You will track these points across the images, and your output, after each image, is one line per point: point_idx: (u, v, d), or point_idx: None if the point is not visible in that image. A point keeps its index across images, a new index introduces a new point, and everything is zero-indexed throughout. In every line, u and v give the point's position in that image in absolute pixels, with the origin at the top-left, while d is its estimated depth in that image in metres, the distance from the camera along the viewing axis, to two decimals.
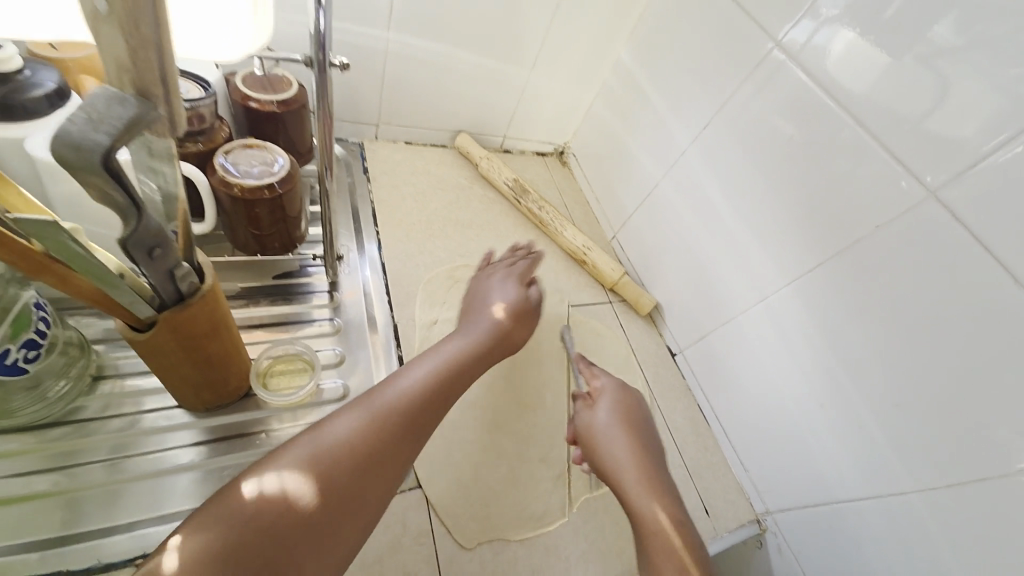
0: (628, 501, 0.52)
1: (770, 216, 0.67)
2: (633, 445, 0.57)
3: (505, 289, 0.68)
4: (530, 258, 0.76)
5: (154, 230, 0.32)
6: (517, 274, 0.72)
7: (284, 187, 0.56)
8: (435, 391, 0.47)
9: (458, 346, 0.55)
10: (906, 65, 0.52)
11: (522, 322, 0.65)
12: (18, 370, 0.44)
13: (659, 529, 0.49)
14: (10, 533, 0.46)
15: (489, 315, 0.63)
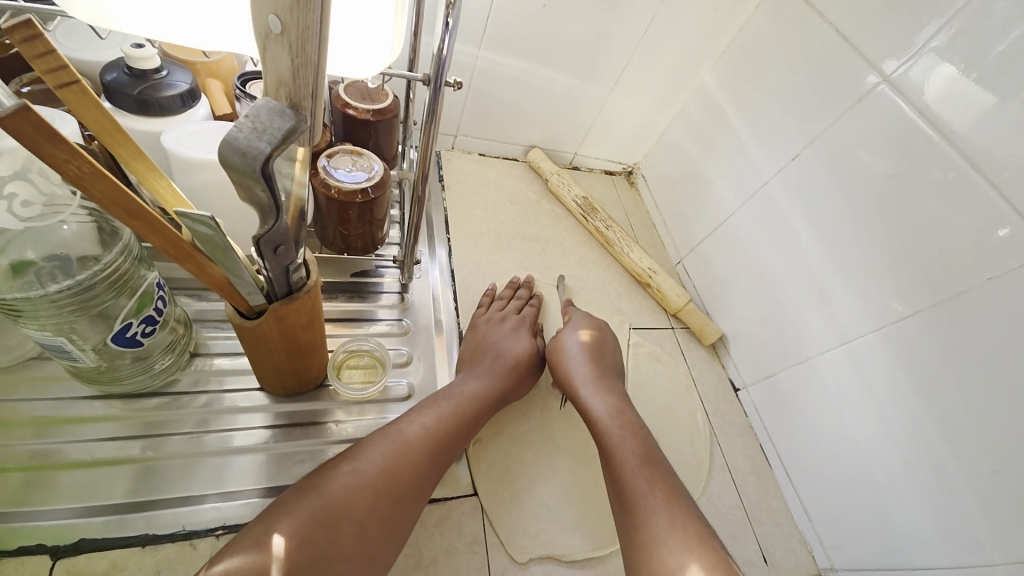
0: (582, 402, 0.60)
1: (860, 254, 0.64)
2: (594, 365, 0.64)
3: (515, 338, 0.69)
4: (536, 305, 0.76)
5: (283, 229, 0.34)
6: (525, 322, 0.72)
7: (377, 193, 0.59)
8: (439, 437, 0.52)
9: (473, 389, 0.59)
10: (1012, 109, 0.50)
11: (523, 369, 0.66)
12: (135, 342, 0.48)
13: (606, 419, 0.56)
14: (93, 494, 0.48)
15: (508, 354, 0.66)
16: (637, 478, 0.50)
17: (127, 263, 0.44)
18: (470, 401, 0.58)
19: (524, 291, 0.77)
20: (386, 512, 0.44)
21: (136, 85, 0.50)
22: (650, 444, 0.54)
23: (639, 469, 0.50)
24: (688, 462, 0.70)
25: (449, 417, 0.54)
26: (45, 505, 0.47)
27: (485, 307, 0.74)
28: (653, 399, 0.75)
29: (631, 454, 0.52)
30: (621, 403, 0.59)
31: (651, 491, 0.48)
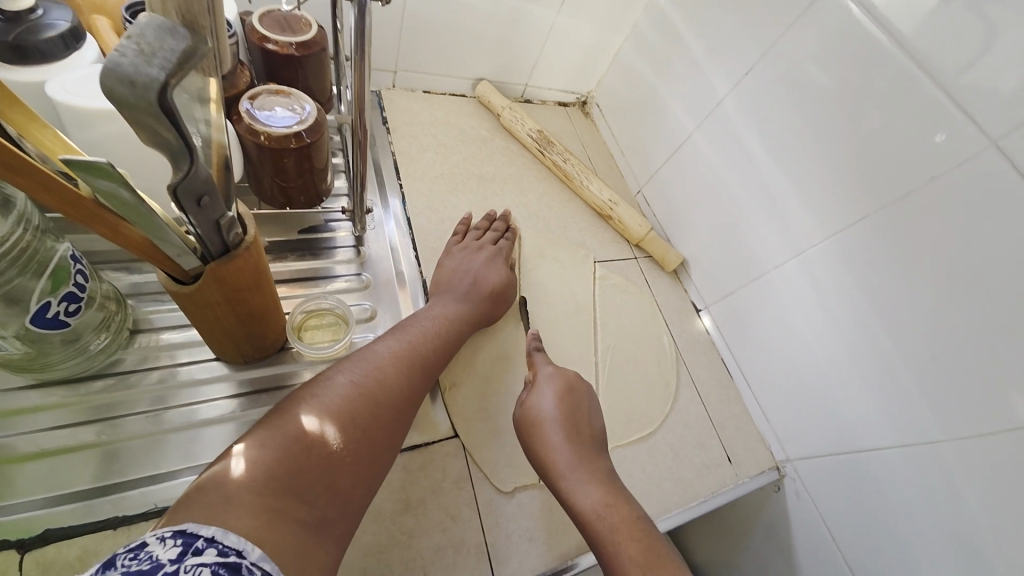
0: (562, 492, 0.53)
1: (810, 167, 0.64)
2: (574, 436, 0.56)
3: (492, 266, 0.68)
4: (510, 237, 0.75)
5: (202, 177, 0.30)
6: (499, 252, 0.71)
7: (312, 136, 0.54)
8: (407, 361, 0.49)
9: (442, 314, 0.58)
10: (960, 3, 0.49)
11: (501, 297, 0.66)
12: (61, 322, 0.43)
13: (597, 517, 0.50)
14: (56, 483, 0.46)
15: (477, 287, 0.64)
16: None
17: (28, 237, 0.39)
18: (444, 326, 0.56)
19: (499, 224, 0.76)
20: (367, 440, 0.41)
21: (10, 30, 0.43)
22: (650, 541, 0.48)
23: None
24: (657, 383, 0.74)
25: (421, 342, 0.52)
26: (3, 502, 0.44)
27: (459, 238, 0.72)
28: (621, 328, 0.77)
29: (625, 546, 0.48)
30: (610, 488, 0.52)
31: None
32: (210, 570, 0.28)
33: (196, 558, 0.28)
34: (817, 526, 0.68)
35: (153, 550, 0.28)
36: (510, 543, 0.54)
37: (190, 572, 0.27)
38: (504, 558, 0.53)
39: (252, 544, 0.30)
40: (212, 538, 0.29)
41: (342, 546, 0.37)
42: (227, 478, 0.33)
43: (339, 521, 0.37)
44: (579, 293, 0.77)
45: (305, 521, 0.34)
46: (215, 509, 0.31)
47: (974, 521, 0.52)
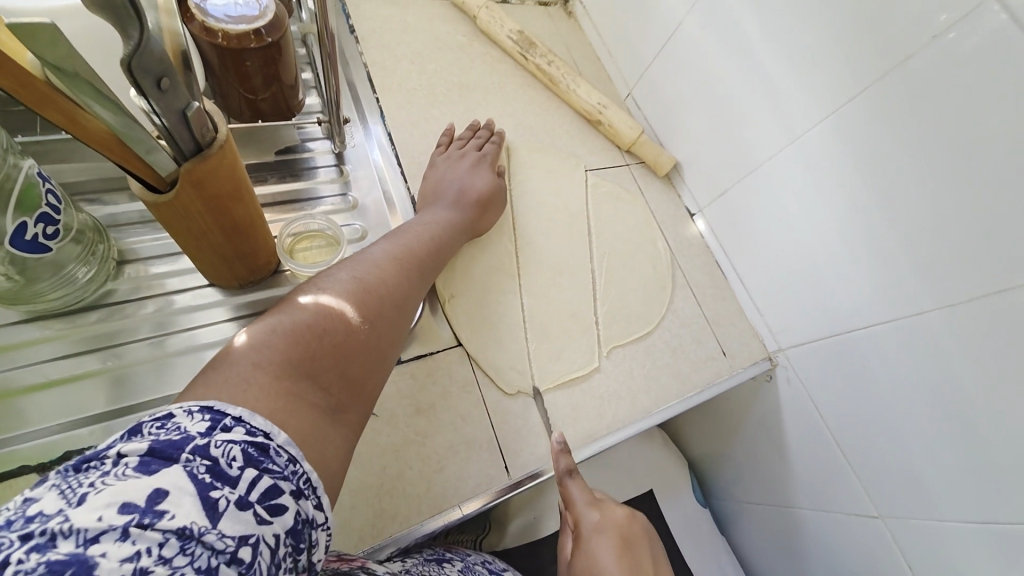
0: None
1: (811, 43, 0.61)
2: None
3: (479, 171, 0.66)
4: (496, 143, 0.72)
5: (158, 52, 0.28)
6: (485, 158, 0.69)
7: (273, 35, 0.49)
8: (407, 262, 0.48)
9: (437, 221, 0.57)
10: None
11: (493, 202, 0.65)
12: (41, 247, 0.41)
13: None
14: (65, 410, 0.47)
15: (467, 195, 0.63)
16: None
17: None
18: (441, 231, 0.56)
19: (484, 133, 0.73)
20: (374, 333, 0.41)
21: None
22: None
23: None
24: (653, 286, 0.74)
25: (420, 245, 0.52)
26: (19, 430, 0.45)
27: (443, 148, 0.70)
28: (616, 235, 0.76)
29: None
30: None
31: None
32: (241, 448, 0.28)
33: (225, 434, 0.28)
34: (807, 404, 0.72)
35: (181, 423, 0.28)
36: (519, 437, 0.57)
37: (222, 447, 0.28)
38: (515, 450, 0.56)
39: (277, 428, 0.31)
40: (240, 418, 0.30)
41: (356, 431, 0.38)
42: (236, 359, 0.33)
43: (353, 407, 0.38)
44: (572, 202, 0.76)
45: (322, 405, 0.35)
46: (232, 386, 0.32)
47: (958, 379, 0.55)
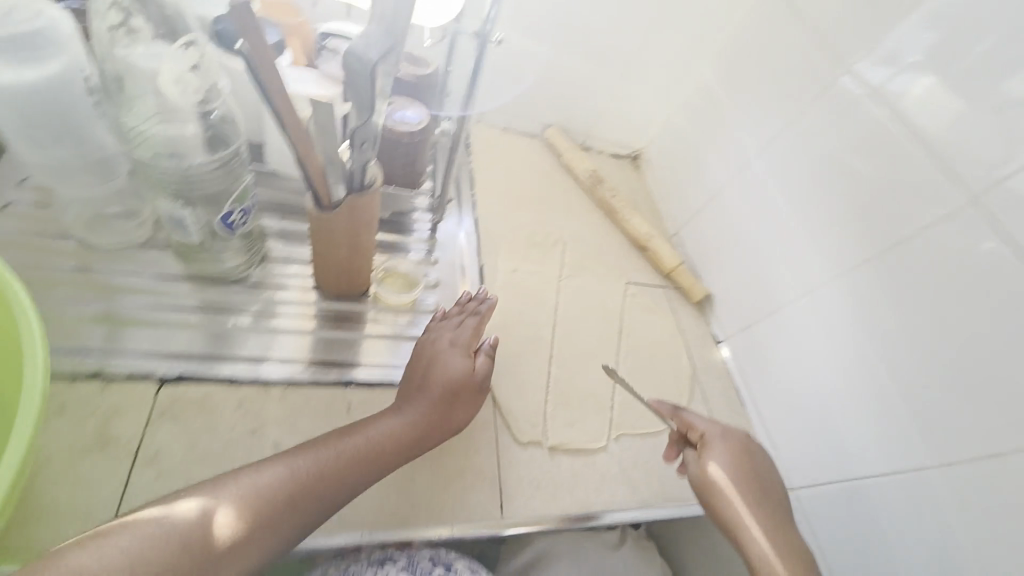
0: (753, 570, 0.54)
1: (823, 216, 0.75)
2: (749, 494, 0.58)
3: (447, 360, 0.60)
4: (481, 315, 0.66)
5: (370, 129, 0.47)
6: (459, 338, 0.63)
7: (420, 135, 0.72)
8: (304, 488, 0.47)
9: (375, 434, 0.54)
10: (945, 89, 0.61)
11: (455, 396, 0.59)
12: (229, 229, 0.58)
13: None
14: (176, 345, 0.59)
15: (427, 389, 0.58)
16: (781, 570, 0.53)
17: (238, 161, 0.55)
18: (370, 442, 0.53)
19: (474, 303, 0.67)
20: None
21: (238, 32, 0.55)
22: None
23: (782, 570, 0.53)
24: (671, 392, 0.81)
25: (337, 454, 0.50)
26: (132, 349, 0.57)
27: (441, 316, 0.66)
28: (643, 339, 0.86)
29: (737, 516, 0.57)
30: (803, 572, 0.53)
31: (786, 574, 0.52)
32: None
33: None
34: (815, 552, 0.70)
35: None
36: (520, 484, 0.62)
37: None
38: (513, 494, 0.61)
39: None
40: None
41: None
42: (66, 562, 0.36)
43: None
44: (609, 303, 0.88)
45: None
46: (73, 572, 0.35)
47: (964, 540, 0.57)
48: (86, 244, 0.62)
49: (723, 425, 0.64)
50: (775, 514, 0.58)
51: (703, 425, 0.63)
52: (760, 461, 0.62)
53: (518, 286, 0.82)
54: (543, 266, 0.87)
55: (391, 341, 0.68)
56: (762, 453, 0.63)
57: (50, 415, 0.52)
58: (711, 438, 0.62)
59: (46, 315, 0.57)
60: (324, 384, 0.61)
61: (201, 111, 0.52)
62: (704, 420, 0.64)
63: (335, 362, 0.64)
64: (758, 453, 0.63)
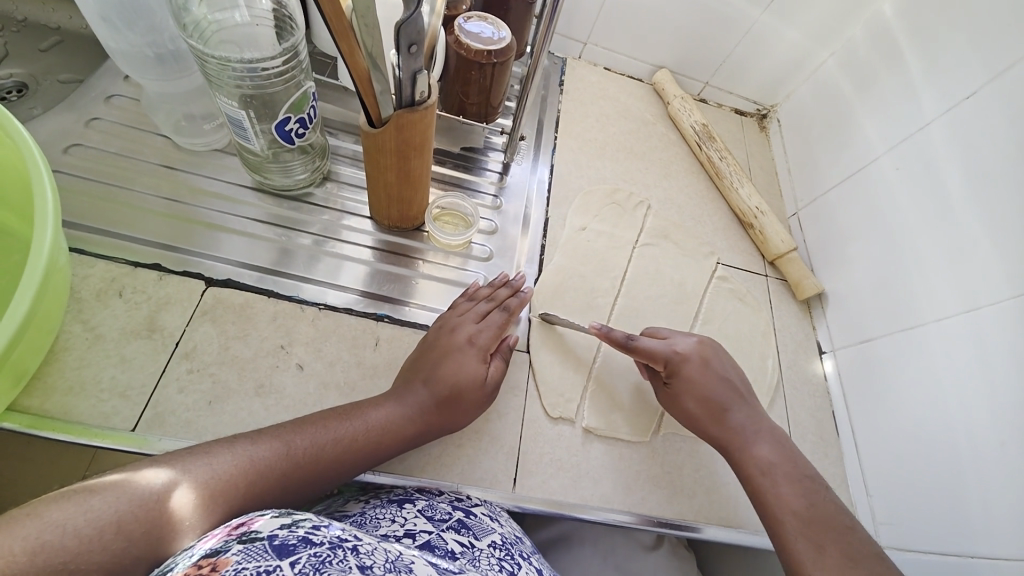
0: (754, 477, 0.52)
1: (1013, 215, 0.55)
2: (723, 398, 0.56)
3: (462, 359, 0.54)
4: (509, 311, 0.60)
5: (417, 27, 0.41)
6: (479, 337, 0.56)
7: (499, 58, 0.64)
8: (302, 464, 0.42)
9: (378, 418, 0.48)
10: None
11: (460, 402, 0.52)
12: (289, 139, 0.57)
13: (779, 473, 0.52)
14: (244, 254, 0.59)
15: (445, 374, 0.52)
16: (800, 535, 0.47)
17: (296, 65, 0.53)
18: (362, 437, 0.47)
19: (506, 294, 0.62)
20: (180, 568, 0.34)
21: None
22: (832, 511, 0.49)
23: (798, 522, 0.48)
24: None
25: (327, 442, 0.45)
26: (206, 252, 0.58)
27: (465, 301, 0.60)
28: (724, 331, 0.72)
29: (727, 428, 0.55)
30: (790, 459, 0.53)
31: (820, 541, 0.47)
32: None
33: None
34: None
35: None
36: (539, 460, 0.57)
37: None
38: (529, 469, 0.56)
39: None
40: None
41: None
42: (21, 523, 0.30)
43: None
44: (689, 283, 0.75)
45: None
46: (45, 536, 0.30)
47: None
48: (171, 140, 0.64)
49: (681, 343, 0.60)
50: (761, 423, 0.56)
51: (666, 351, 0.58)
52: (721, 371, 0.58)
53: (585, 247, 0.73)
54: (617, 228, 0.76)
55: (439, 284, 0.64)
56: (723, 359, 0.60)
57: (108, 294, 0.53)
58: (678, 364, 0.58)
59: (124, 199, 0.59)
60: (359, 314, 0.59)
61: None
62: (660, 344, 0.59)
63: (392, 298, 0.61)
64: (720, 360, 0.59)
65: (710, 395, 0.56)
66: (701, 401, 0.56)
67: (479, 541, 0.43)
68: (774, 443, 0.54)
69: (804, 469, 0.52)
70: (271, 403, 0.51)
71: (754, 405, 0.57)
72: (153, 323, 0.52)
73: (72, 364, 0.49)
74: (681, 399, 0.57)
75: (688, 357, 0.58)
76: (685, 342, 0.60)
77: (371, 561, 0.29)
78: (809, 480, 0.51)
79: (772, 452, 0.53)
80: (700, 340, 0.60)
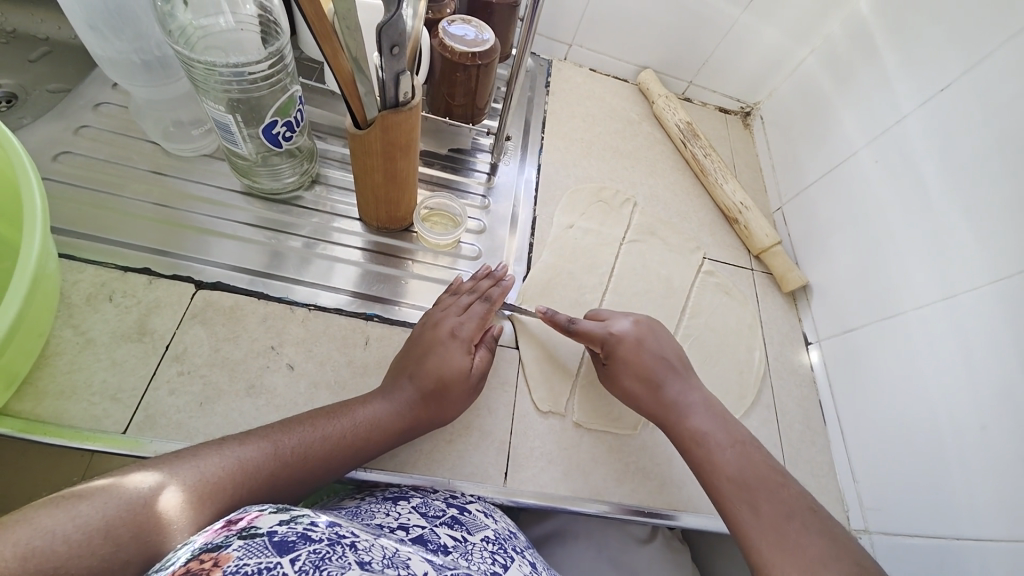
0: (690, 449, 0.53)
1: (988, 206, 0.56)
2: (659, 375, 0.57)
3: (446, 353, 0.54)
4: (491, 301, 0.60)
5: (399, 29, 0.41)
6: (463, 330, 0.57)
7: (484, 60, 0.65)
8: (291, 462, 0.43)
9: (366, 414, 0.49)
10: None
11: (447, 395, 0.53)
12: (277, 142, 0.57)
13: (716, 442, 0.53)
14: (234, 257, 0.59)
15: (429, 368, 0.53)
16: (739, 502, 0.49)
17: (282, 69, 0.54)
18: (351, 434, 0.47)
19: (487, 285, 0.62)
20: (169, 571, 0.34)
21: None
22: (768, 475, 0.50)
23: (736, 489, 0.50)
24: (733, 390, 0.69)
25: (316, 440, 0.45)
26: (196, 256, 0.58)
27: (447, 295, 0.61)
28: (711, 325, 0.73)
29: (663, 402, 0.56)
30: (722, 426, 0.54)
31: (756, 506, 0.48)
32: None
33: None
34: None
35: None
36: (531, 454, 0.57)
37: None
38: (521, 464, 0.56)
39: None
40: None
41: None
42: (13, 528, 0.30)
43: None
44: (676, 278, 0.76)
45: None
46: (34, 543, 0.30)
47: None
48: (160, 147, 0.65)
49: (617, 324, 0.61)
50: (693, 393, 0.57)
51: (602, 333, 0.60)
52: (656, 349, 0.59)
53: (573, 244, 0.74)
54: (604, 226, 0.77)
55: (432, 284, 0.65)
56: (658, 336, 0.61)
57: (98, 299, 0.53)
58: (613, 346, 0.59)
59: (113, 206, 0.59)
60: (349, 314, 0.60)
61: (236, 3, 0.52)
62: (595, 325, 0.61)
63: (381, 298, 0.62)
64: (655, 338, 0.60)
65: (647, 372, 0.58)
66: (637, 379, 0.58)
67: (472, 536, 0.44)
68: (706, 413, 0.55)
69: (737, 435, 0.54)
70: (262, 402, 0.52)
71: (689, 378, 0.59)
72: (143, 326, 0.53)
73: (64, 369, 0.49)
74: (619, 380, 0.58)
75: (623, 338, 0.59)
76: (622, 323, 0.61)
77: (370, 557, 0.30)
78: (741, 444, 0.53)
79: (705, 421, 0.55)
80: (636, 320, 0.62)
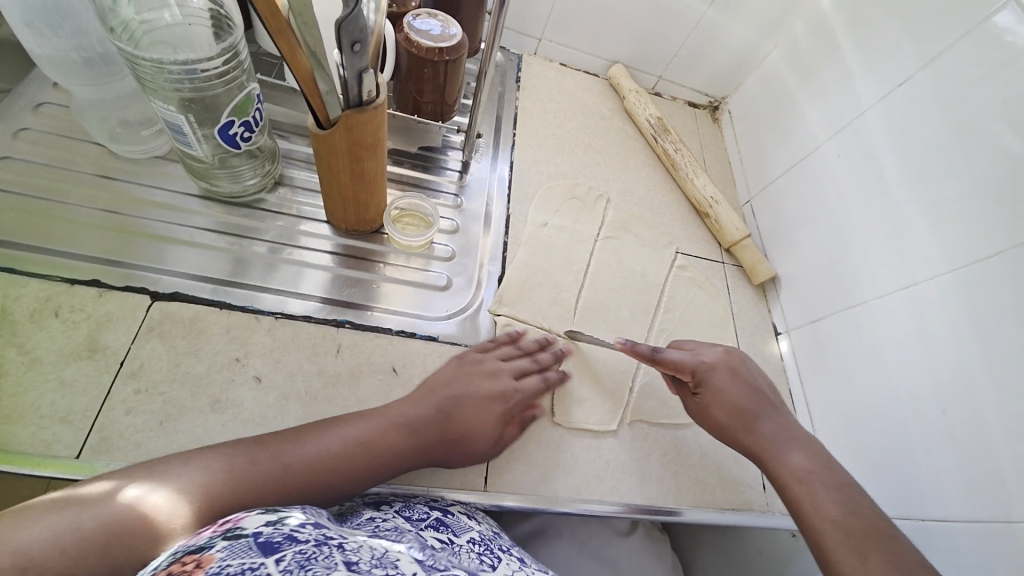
0: (786, 487, 0.53)
1: (948, 194, 0.58)
2: (751, 407, 0.57)
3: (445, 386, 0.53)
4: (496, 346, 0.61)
5: (360, 25, 0.40)
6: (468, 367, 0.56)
7: (452, 55, 0.63)
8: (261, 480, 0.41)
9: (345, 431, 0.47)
10: None
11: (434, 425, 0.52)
12: (235, 143, 0.54)
13: (814, 481, 0.52)
14: (193, 265, 0.56)
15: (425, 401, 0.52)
16: (841, 546, 0.47)
17: (237, 66, 0.51)
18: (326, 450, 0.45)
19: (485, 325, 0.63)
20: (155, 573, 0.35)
21: None
22: (869, 520, 0.48)
23: (842, 538, 0.47)
24: None
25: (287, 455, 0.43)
26: (153, 264, 0.55)
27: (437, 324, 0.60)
28: (685, 318, 0.74)
29: (758, 436, 0.56)
30: (824, 468, 0.53)
31: (858, 551, 0.46)
32: None
33: None
34: None
35: None
36: (512, 457, 0.57)
37: None
38: (501, 467, 0.56)
39: None
40: None
41: None
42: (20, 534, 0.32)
43: None
44: (650, 274, 0.76)
45: None
46: (32, 551, 0.32)
47: None
48: (107, 149, 0.61)
49: (706, 353, 0.62)
50: (793, 432, 0.56)
51: (691, 361, 0.60)
52: (748, 379, 0.60)
53: (547, 242, 0.73)
54: (578, 222, 0.77)
55: (405, 286, 0.64)
56: (747, 367, 0.62)
57: (44, 314, 0.50)
58: (705, 373, 0.59)
59: (58, 213, 0.55)
60: (319, 321, 0.57)
61: None
62: (684, 355, 0.61)
63: (354, 304, 0.60)
64: (746, 369, 0.61)
65: (737, 403, 0.58)
66: (729, 410, 0.57)
67: (458, 538, 0.43)
68: (808, 452, 0.54)
69: (842, 477, 0.52)
70: (229, 418, 0.50)
71: (786, 415, 0.59)
72: (94, 342, 0.49)
73: (9, 390, 0.46)
74: (708, 410, 0.58)
75: (715, 366, 0.60)
76: (710, 353, 0.62)
77: (357, 557, 0.29)
78: (846, 489, 0.51)
79: (807, 460, 0.54)
80: (727, 350, 0.63)
